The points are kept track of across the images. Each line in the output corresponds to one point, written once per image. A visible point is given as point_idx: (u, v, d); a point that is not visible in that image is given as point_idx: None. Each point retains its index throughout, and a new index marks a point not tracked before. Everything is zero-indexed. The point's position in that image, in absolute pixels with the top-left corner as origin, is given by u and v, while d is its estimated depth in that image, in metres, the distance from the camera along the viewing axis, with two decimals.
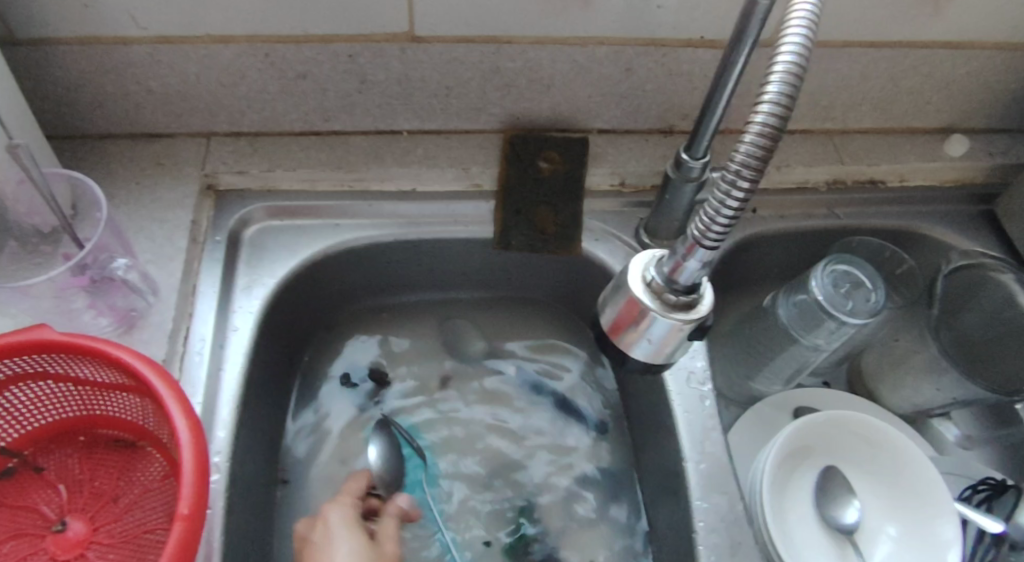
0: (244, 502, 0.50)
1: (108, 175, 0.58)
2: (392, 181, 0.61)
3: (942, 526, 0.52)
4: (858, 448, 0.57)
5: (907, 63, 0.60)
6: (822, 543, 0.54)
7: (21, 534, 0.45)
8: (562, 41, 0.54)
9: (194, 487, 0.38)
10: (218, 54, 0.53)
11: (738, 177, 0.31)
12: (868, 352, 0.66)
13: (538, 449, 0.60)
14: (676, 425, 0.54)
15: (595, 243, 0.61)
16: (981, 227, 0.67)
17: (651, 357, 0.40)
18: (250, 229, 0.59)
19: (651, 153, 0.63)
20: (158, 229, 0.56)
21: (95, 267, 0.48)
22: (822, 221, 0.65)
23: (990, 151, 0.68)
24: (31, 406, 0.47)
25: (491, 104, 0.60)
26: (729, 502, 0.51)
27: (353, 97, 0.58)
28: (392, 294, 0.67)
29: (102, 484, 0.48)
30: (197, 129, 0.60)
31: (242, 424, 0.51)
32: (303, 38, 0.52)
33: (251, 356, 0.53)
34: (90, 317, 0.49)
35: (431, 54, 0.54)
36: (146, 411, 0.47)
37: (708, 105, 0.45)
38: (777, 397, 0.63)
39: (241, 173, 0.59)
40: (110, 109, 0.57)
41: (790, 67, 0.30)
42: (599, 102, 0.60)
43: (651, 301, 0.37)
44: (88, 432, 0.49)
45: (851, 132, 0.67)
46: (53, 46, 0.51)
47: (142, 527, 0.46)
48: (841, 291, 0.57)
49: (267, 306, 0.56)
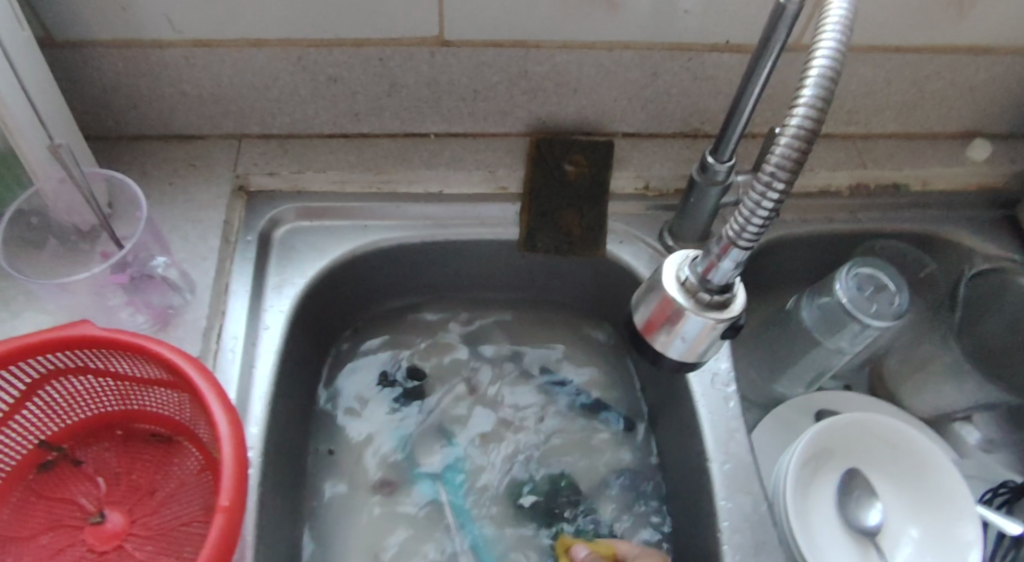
0: (275, 497, 0.51)
1: (142, 175, 0.60)
2: (418, 183, 0.62)
3: (965, 528, 0.52)
4: (880, 451, 0.58)
5: (931, 67, 0.60)
6: (844, 545, 0.54)
7: (60, 525, 0.46)
8: (589, 46, 0.55)
9: (234, 480, 0.39)
10: (252, 57, 0.54)
11: (773, 179, 0.31)
12: (890, 355, 0.66)
13: (563, 449, 0.61)
14: (700, 425, 0.55)
15: (620, 245, 0.62)
16: (1003, 232, 0.67)
17: (684, 355, 0.40)
18: (280, 230, 0.61)
19: (674, 157, 0.64)
20: (192, 229, 0.57)
21: (135, 265, 0.50)
22: (844, 224, 0.66)
23: (1013, 156, 0.68)
24: (71, 400, 0.48)
25: (517, 108, 0.61)
26: (754, 502, 0.51)
27: (383, 100, 0.59)
28: (417, 295, 0.68)
29: (139, 477, 0.49)
30: (229, 131, 0.61)
31: (273, 420, 0.52)
32: (335, 42, 0.53)
33: (282, 354, 0.54)
34: (128, 314, 0.51)
35: (459, 58, 0.55)
36: (183, 406, 0.48)
37: (736, 108, 0.45)
38: (799, 400, 0.63)
39: (272, 175, 0.60)
40: (144, 112, 0.59)
41: (825, 71, 0.30)
42: (625, 106, 0.61)
43: (686, 300, 0.38)
44: (125, 426, 0.50)
45: (873, 136, 0.68)
46: (91, 49, 0.53)
47: (179, 519, 0.47)
48: (865, 294, 0.58)
49: (297, 305, 0.57)
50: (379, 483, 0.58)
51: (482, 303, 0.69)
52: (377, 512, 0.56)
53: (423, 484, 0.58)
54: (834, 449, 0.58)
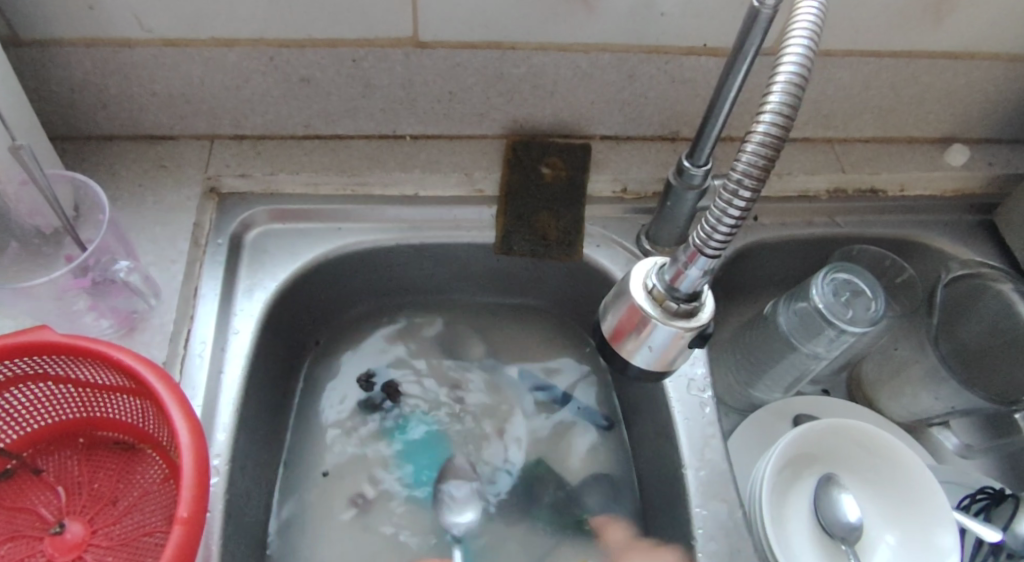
0: (243, 506, 0.50)
1: (112, 176, 0.59)
2: (394, 185, 0.61)
3: (942, 534, 0.52)
4: (857, 457, 0.57)
5: (908, 72, 0.60)
6: (819, 551, 0.54)
7: (19, 536, 0.45)
8: (565, 47, 0.55)
9: (193, 489, 0.38)
10: (223, 57, 0.53)
11: (740, 186, 0.31)
12: (868, 360, 0.66)
13: (542, 451, 0.61)
14: (676, 431, 0.54)
15: (597, 248, 0.62)
16: (980, 236, 0.68)
17: (651, 364, 0.40)
18: (252, 233, 0.60)
19: (652, 160, 0.63)
20: (160, 231, 0.56)
21: (98, 269, 0.48)
22: (822, 229, 0.66)
23: (990, 161, 0.68)
24: (31, 408, 0.47)
25: (493, 110, 0.60)
26: (729, 509, 0.51)
27: (357, 101, 0.58)
28: (393, 297, 0.67)
29: (102, 486, 0.48)
30: (201, 131, 0.60)
31: (241, 427, 0.51)
32: (307, 42, 0.52)
33: (252, 359, 0.53)
34: (91, 318, 0.50)
35: (435, 59, 0.55)
36: (147, 414, 0.47)
37: (710, 113, 0.45)
38: (776, 405, 0.63)
39: (244, 176, 0.59)
40: (114, 112, 0.58)
41: (793, 78, 0.30)
42: (602, 108, 0.60)
43: (653, 309, 0.37)
44: (88, 433, 0.49)
45: (851, 140, 0.68)
46: (57, 48, 0.51)
47: (141, 530, 0.45)
48: (841, 300, 0.58)
49: (267, 308, 0.56)
50: (354, 492, 0.57)
51: (460, 307, 0.69)
52: (351, 519, 0.56)
53: (399, 488, 0.58)
54: (811, 455, 0.57)
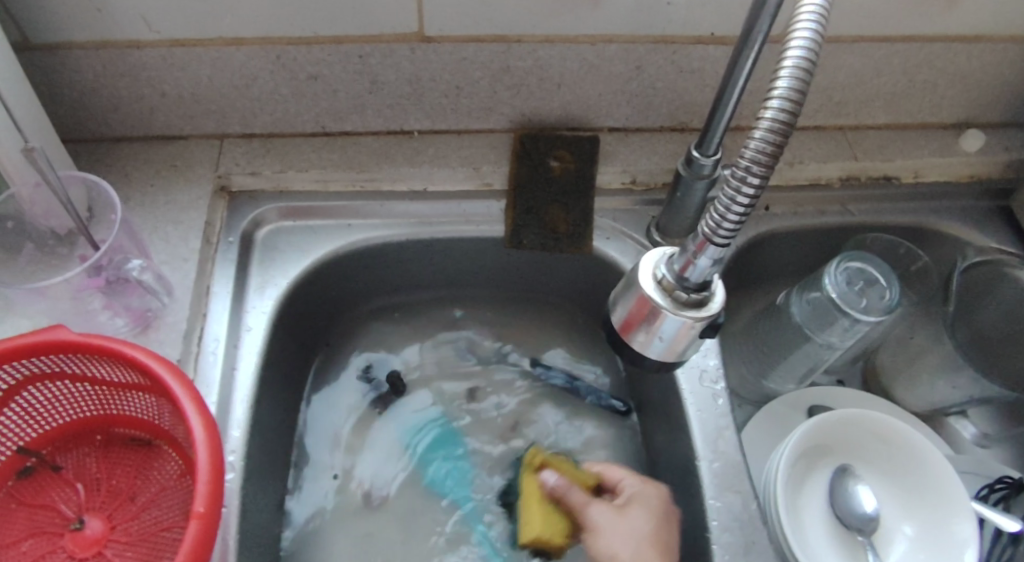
0: (258, 501, 0.50)
1: (124, 177, 0.59)
2: (404, 181, 0.61)
3: (960, 524, 0.51)
4: (874, 449, 0.56)
5: (921, 57, 0.59)
6: (835, 543, 0.54)
7: (40, 532, 0.46)
8: (571, 39, 0.54)
9: (209, 485, 0.39)
10: (231, 56, 0.53)
11: (748, 174, 0.30)
12: (883, 350, 0.65)
13: (558, 443, 0.61)
14: (689, 423, 0.54)
15: (606, 241, 0.61)
16: (996, 223, 0.67)
17: (662, 355, 0.39)
18: (262, 230, 0.60)
19: (661, 151, 0.63)
20: (173, 230, 0.57)
21: (110, 268, 0.49)
22: (835, 217, 0.65)
23: (1006, 146, 0.67)
24: (49, 406, 0.48)
25: (501, 103, 0.60)
26: (743, 501, 0.50)
27: (364, 97, 0.58)
28: (404, 293, 0.67)
29: (119, 482, 0.49)
30: (210, 131, 0.61)
31: (256, 423, 0.51)
32: (313, 39, 0.53)
33: (265, 356, 0.54)
34: (106, 317, 0.50)
35: (440, 53, 0.54)
36: (162, 411, 0.47)
37: (719, 102, 0.44)
38: (791, 396, 0.62)
39: (254, 174, 0.60)
40: (125, 113, 0.58)
41: (800, 61, 0.29)
42: (610, 100, 0.60)
43: (662, 299, 0.37)
44: (105, 431, 0.50)
45: (864, 127, 0.67)
46: (67, 51, 0.52)
47: (159, 525, 0.46)
48: (855, 289, 0.57)
49: (279, 305, 0.56)
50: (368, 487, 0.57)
51: (470, 301, 0.69)
52: (366, 514, 0.56)
53: (414, 482, 0.58)
54: (826, 446, 0.56)
